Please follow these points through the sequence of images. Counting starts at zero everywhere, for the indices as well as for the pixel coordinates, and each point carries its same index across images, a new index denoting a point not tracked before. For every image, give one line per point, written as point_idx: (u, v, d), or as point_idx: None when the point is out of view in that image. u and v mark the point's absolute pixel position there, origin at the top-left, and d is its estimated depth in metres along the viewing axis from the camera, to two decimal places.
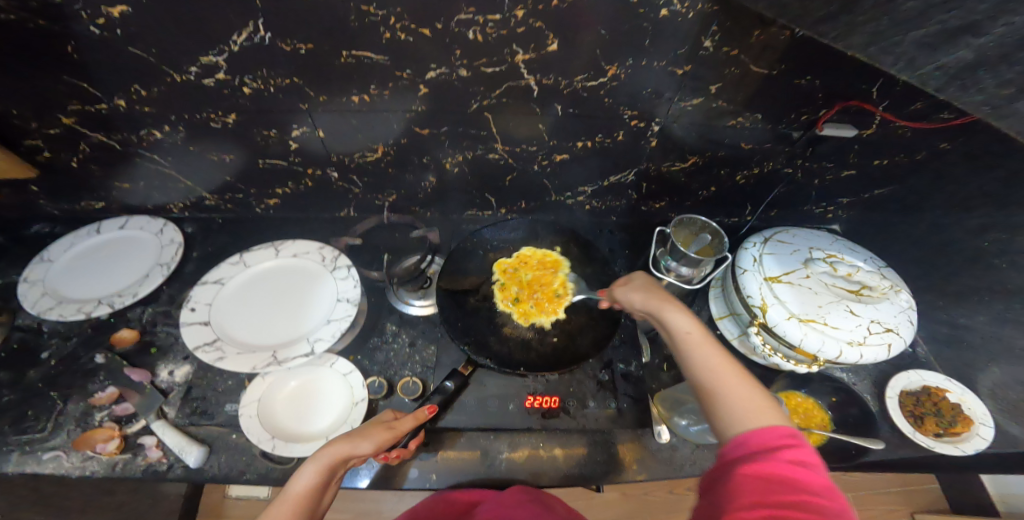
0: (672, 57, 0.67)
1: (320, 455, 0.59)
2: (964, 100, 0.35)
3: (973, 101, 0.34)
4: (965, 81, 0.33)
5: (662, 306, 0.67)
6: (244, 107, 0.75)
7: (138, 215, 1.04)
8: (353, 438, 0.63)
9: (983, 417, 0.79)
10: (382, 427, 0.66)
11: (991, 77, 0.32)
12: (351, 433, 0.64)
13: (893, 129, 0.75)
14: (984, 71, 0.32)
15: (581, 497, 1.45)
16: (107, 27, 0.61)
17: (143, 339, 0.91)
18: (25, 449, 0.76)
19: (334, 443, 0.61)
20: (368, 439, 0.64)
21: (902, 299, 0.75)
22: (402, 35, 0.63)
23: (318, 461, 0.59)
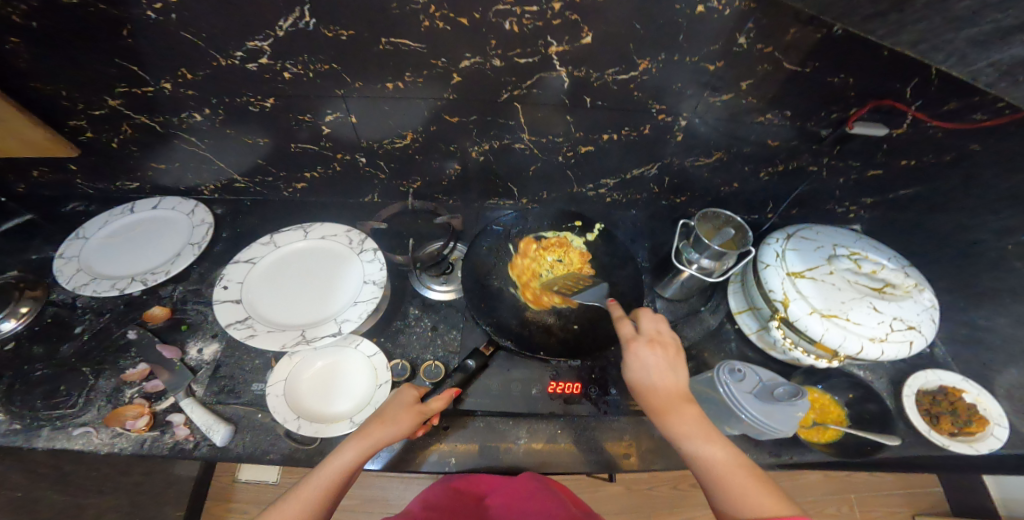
0: (705, 53, 0.68)
1: (359, 441, 0.63)
2: (1015, 94, 0.35)
3: (1023, 96, 0.35)
4: (1017, 77, 0.34)
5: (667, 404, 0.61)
6: (282, 92, 0.77)
7: (170, 196, 1.07)
8: (387, 429, 0.65)
9: (998, 418, 0.82)
10: (415, 411, 0.67)
11: None
12: (385, 420, 0.66)
13: (922, 129, 0.75)
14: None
15: (585, 488, 1.46)
16: (163, 12, 0.63)
17: (174, 317, 0.94)
18: (57, 425, 0.79)
19: (371, 435, 0.64)
20: (402, 424, 0.66)
21: (926, 298, 0.76)
22: (442, 24, 0.65)
23: (356, 454, 0.62)
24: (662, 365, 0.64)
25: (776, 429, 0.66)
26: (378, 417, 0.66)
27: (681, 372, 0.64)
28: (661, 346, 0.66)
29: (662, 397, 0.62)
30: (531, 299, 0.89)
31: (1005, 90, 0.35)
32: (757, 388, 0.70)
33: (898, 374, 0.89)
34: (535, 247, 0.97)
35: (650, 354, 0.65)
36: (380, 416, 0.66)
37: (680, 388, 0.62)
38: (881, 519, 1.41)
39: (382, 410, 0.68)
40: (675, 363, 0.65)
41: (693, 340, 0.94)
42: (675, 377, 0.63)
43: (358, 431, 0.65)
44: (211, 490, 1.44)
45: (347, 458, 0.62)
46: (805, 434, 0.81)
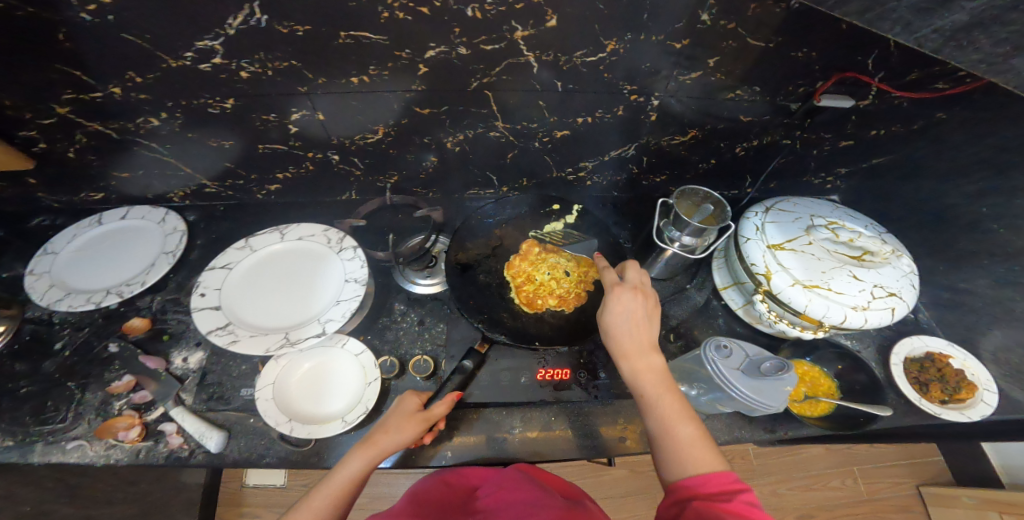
0: (670, 31, 0.67)
1: (365, 448, 0.63)
2: (964, 59, 0.35)
3: (972, 59, 0.36)
4: (961, 43, 0.34)
5: (634, 353, 0.61)
6: (242, 92, 0.75)
7: (138, 205, 1.04)
8: (395, 438, 0.65)
9: (987, 383, 0.83)
10: (418, 419, 0.68)
11: (987, 37, 0.33)
12: (390, 430, 0.65)
13: (889, 99, 0.76)
14: (979, 33, 0.33)
15: (590, 474, 1.50)
16: (99, 14, 0.60)
17: (154, 327, 0.92)
18: (49, 439, 0.78)
19: (377, 444, 0.64)
20: (408, 432, 0.66)
21: (903, 264, 0.78)
22: (401, 14, 0.63)
23: (363, 461, 0.62)
24: (640, 314, 0.64)
25: (766, 404, 0.68)
26: (382, 426, 0.66)
27: (654, 325, 0.65)
28: (643, 295, 0.66)
29: (634, 344, 0.62)
30: (526, 303, 0.88)
31: (951, 55, 0.36)
32: (745, 364, 0.71)
33: (884, 343, 0.92)
34: (537, 250, 0.95)
35: (631, 299, 0.65)
36: (385, 425, 0.66)
37: (651, 338, 0.63)
38: (882, 487, 1.47)
39: (386, 419, 0.67)
40: (651, 314, 0.66)
41: (681, 319, 0.96)
42: (649, 327, 0.64)
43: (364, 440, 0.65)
44: (220, 497, 1.45)
45: (355, 467, 0.62)
46: (799, 409, 0.84)
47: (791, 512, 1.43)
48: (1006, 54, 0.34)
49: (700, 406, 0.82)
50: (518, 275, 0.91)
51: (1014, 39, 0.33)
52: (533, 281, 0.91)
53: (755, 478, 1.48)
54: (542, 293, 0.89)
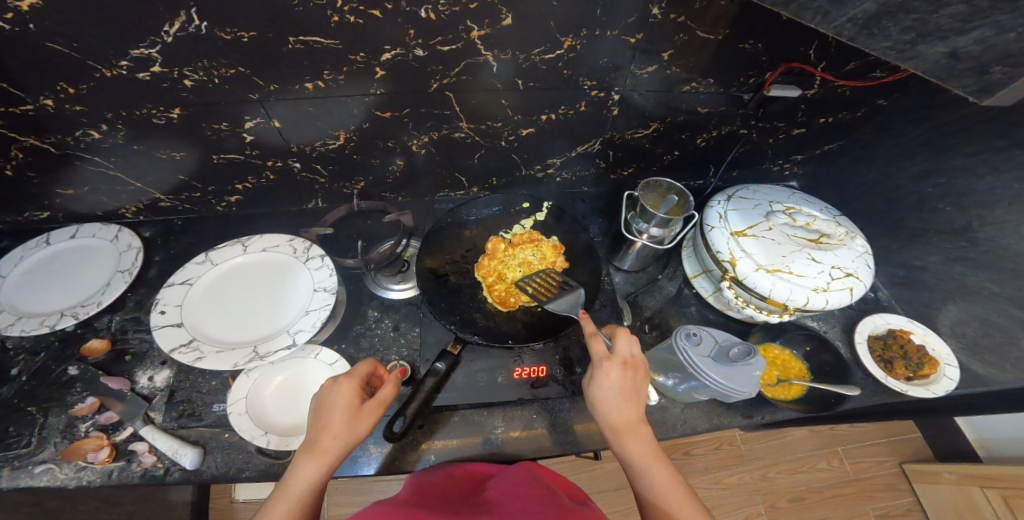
0: (623, 26, 0.68)
1: (316, 453, 0.61)
2: (876, 45, 0.36)
3: (882, 47, 0.36)
4: (872, 30, 0.35)
5: (624, 433, 0.63)
6: (188, 101, 0.73)
7: (90, 222, 0.99)
8: (347, 440, 0.62)
9: (947, 357, 0.87)
10: (369, 409, 0.64)
11: (894, 23, 0.34)
12: (339, 433, 0.62)
13: (833, 89, 0.80)
14: (888, 19, 0.34)
15: (583, 470, 1.52)
16: (17, 23, 0.58)
17: (115, 348, 0.89)
18: (15, 465, 0.75)
19: (330, 450, 0.61)
20: (362, 424, 0.63)
21: (858, 245, 0.81)
22: (351, 17, 0.62)
23: (318, 469, 0.60)
24: (629, 390, 0.63)
25: (737, 389, 0.70)
26: (330, 430, 0.62)
27: (643, 396, 0.65)
28: (633, 369, 0.65)
29: (621, 420, 0.63)
30: (500, 302, 0.88)
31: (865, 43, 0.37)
32: (714, 350, 0.74)
33: (848, 323, 0.96)
34: (504, 246, 0.95)
35: (621, 377, 0.63)
36: (332, 429, 0.62)
37: (639, 412, 0.64)
38: (867, 467, 1.54)
39: (331, 419, 0.62)
40: (640, 387, 0.65)
41: (656, 308, 0.97)
42: (638, 402, 0.64)
43: (313, 447, 0.61)
44: (210, 515, 1.42)
45: (310, 476, 0.60)
46: (772, 393, 0.87)
47: (782, 495, 1.48)
48: (911, 42, 0.35)
49: (677, 395, 0.84)
50: (487, 276, 0.91)
51: (916, 26, 0.33)
52: (503, 280, 0.91)
53: (744, 464, 1.53)
54: (515, 291, 0.89)
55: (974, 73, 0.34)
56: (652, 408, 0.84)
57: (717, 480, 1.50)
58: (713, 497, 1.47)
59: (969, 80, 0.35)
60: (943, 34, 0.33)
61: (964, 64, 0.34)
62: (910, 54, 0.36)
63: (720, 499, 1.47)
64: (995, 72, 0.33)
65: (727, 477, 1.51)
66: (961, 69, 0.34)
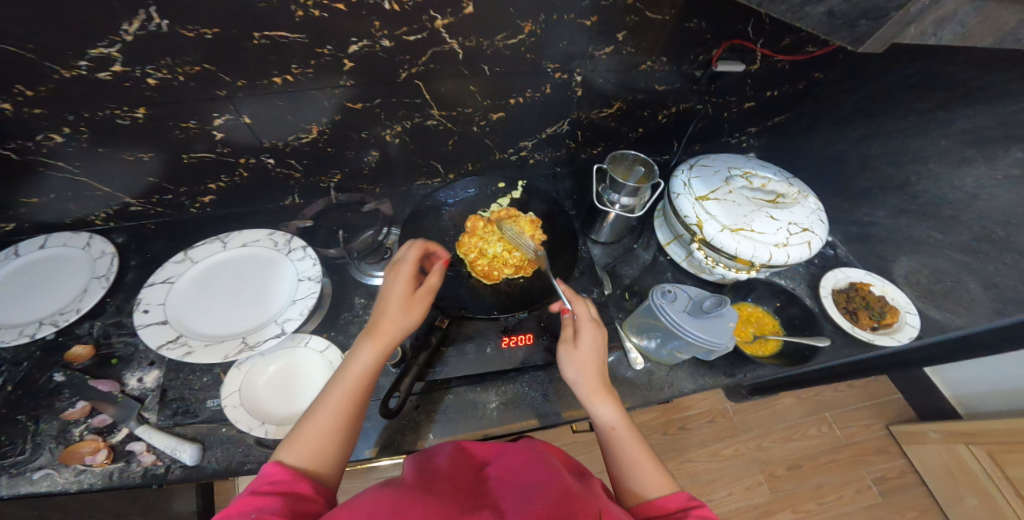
0: (578, 9, 0.72)
1: (374, 336, 0.67)
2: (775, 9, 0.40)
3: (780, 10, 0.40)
4: None
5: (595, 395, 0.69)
6: (153, 100, 0.74)
7: (58, 231, 0.98)
8: (403, 325, 0.68)
9: (906, 306, 0.95)
10: (422, 295, 0.71)
11: None
12: (396, 318, 0.69)
13: (773, 63, 0.87)
14: None
15: (584, 449, 1.57)
16: None
17: (100, 353, 0.90)
18: (12, 472, 0.75)
19: (388, 333, 0.67)
20: (414, 311, 0.70)
21: (811, 203, 0.87)
22: (316, 12, 0.65)
23: (376, 352, 0.66)
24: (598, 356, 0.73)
25: (713, 340, 0.75)
26: (387, 315, 0.69)
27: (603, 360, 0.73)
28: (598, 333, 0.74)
29: (598, 381, 0.70)
30: (485, 278, 0.92)
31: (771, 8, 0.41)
32: (689, 305, 0.79)
33: (814, 280, 1.03)
34: (483, 224, 0.98)
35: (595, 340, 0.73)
36: (390, 314, 0.69)
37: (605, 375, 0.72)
38: (856, 431, 1.64)
39: (389, 305, 0.70)
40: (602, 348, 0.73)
41: (633, 278, 1.02)
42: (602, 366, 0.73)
43: (373, 331, 0.68)
44: None
45: (366, 358, 0.65)
46: (751, 349, 0.92)
47: (780, 464, 1.57)
48: (800, 4, 0.39)
49: (661, 358, 0.89)
50: (469, 253, 0.94)
51: None
52: (484, 255, 0.93)
53: (739, 436, 1.62)
54: (498, 264, 0.93)
55: (846, 27, 0.37)
56: (640, 373, 0.89)
57: (714, 452, 1.59)
58: (713, 469, 1.55)
59: (844, 34, 0.38)
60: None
61: (838, 21, 0.38)
62: (800, 15, 0.39)
63: (718, 470, 1.55)
64: (861, 26, 0.36)
65: (724, 448, 1.59)
66: (837, 26, 0.38)
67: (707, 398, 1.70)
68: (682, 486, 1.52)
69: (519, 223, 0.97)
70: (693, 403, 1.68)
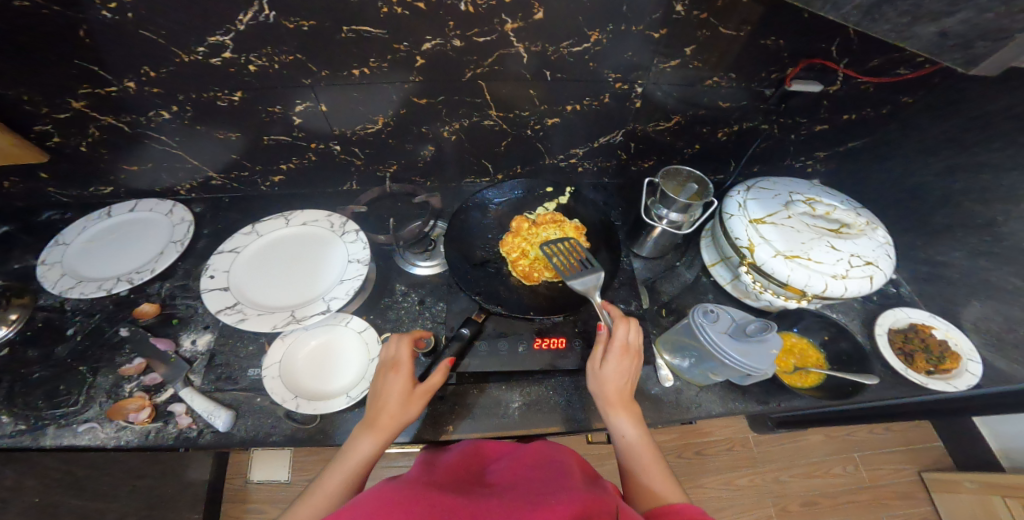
0: (649, 21, 0.73)
1: (372, 431, 0.66)
2: (875, 29, 0.39)
3: (882, 30, 0.39)
4: (873, 16, 0.38)
5: (612, 408, 0.71)
6: (249, 85, 0.80)
7: (146, 198, 1.07)
8: (403, 420, 0.67)
9: (970, 353, 0.89)
10: (422, 393, 0.70)
11: (891, 9, 0.37)
12: (396, 413, 0.68)
13: (857, 85, 0.83)
14: (888, 7, 0.37)
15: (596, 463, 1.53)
16: (118, 12, 0.66)
17: (164, 313, 0.96)
18: (61, 423, 0.80)
19: (387, 428, 0.67)
20: (415, 407, 0.69)
21: (878, 235, 0.83)
22: (399, 9, 0.69)
23: (376, 444, 0.65)
24: (625, 374, 0.73)
25: (754, 366, 0.72)
26: (387, 410, 0.67)
27: (632, 376, 0.74)
28: (629, 355, 0.74)
29: (619, 393, 0.71)
30: (524, 279, 0.92)
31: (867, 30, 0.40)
32: (731, 327, 0.76)
33: (869, 315, 0.98)
34: (528, 225, 0.99)
35: (623, 360, 0.73)
36: (390, 409, 0.68)
37: (630, 389, 0.73)
38: (884, 474, 1.52)
39: (387, 402, 0.68)
40: (631, 369, 0.73)
41: (672, 294, 1.00)
42: (627, 382, 0.73)
43: (373, 424, 0.67)
44: (224, 498, 1.46)
45: (367, 450, 0.65)
46: (790, 380, 0.89)
47: (794, 499, 1.48)
48: (907, 24, 0.38)
49: (693, 378, 0.87)
50: (512, 253, 0.94)
51: (911, 10, 0.36)
52: (527, 257, 0.94)
53: (756, 467, 1.53)
54: (539, 267, 0.93)
55: (960, 48, 0.37)
56: (669, 392, 0.87)
57: (728, 481, 1.51)
58: (722, 497, 1.48)
59: (957, 55, 0.37)
60: (931, 16, 0.36)
61: (951, 42, 0.37)
62: (905, 36, 0.38)
63: (730, 500, 1.47)
64: (978, 46, 0.35)
65: (738, 477, 1.52)
66: (949, 46, 0.37)
67: (730, 425, 1.62)
68: None
69: (567, 229, 0.97)
70: (713, 429, 1.60)
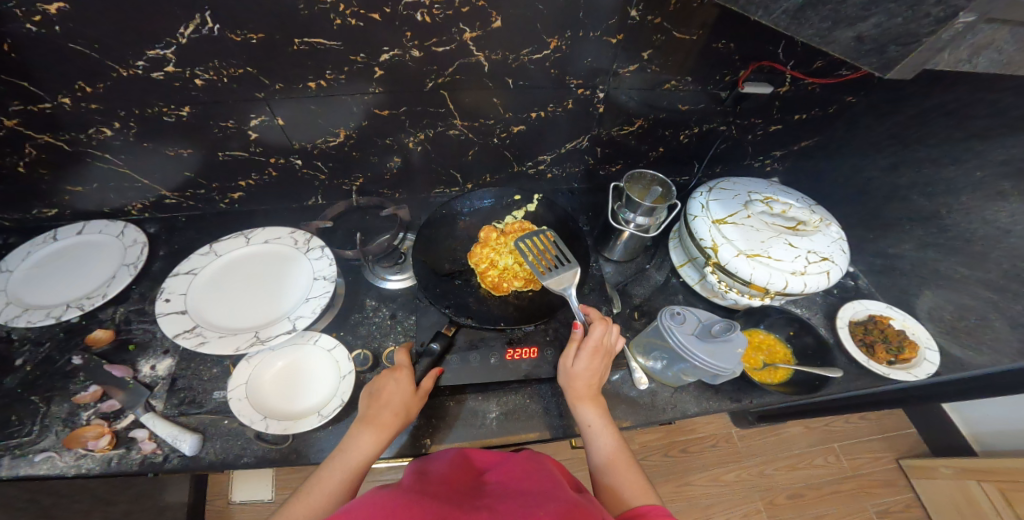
0: (604, 27, 0.73)
1: (375, 429, 0.67)
2: (802, 33, 0.41)
3: (808, 35, 0.41)
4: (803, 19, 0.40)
5: (579, 400, 0.72)
6: (199, 99, 0.77)
7: (96, 219, 1.02)
8: (405, 418, 0.69)
9: (927, 341, 0.91)
10: (420, 395, 0.73)
11: (815, 15, 0.40)
12: (400, 410, 0.69)
13: (804, 86, 0.86)
14: (813, 12, 0.40)
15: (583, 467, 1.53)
16: (44, 25, 0.63)
17: (120, 338, 0.91)
18: (16, 453, 0.76)
19: (390, 425, 0.68)
20: (416, 408, 0.72)
21: (833, 231, 0.85)
22: (353, 21, 0.68)
23: (377, 444, 0.66)
24: (594, 369, 0.74)
25: (720, 366, 0.73)
26: (391, 407, 0.69)
27: (600, 371, 0.75)
28: (601, 352, 0.75)
29: (587, 386, 0.73)
30: (495, 290, 0.91)
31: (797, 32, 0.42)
32: (698, 329, 0.77)
33: (831, 310, 1.00)
34: (496, 235, 0.97)
35: (592, 354, 0.74)
36: (394, 407, 0.69)
37: (598, 383, 0.74)
38: (864, 463, 1.56)
39: (390, 400, 0.69)
40: (601, 363, 0.75)
41: (644, 297, 1.01)
42: (595, 376, 0.74)
43: (374, 422, 0.67)
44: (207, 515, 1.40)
45: (367, 448, 0.65)
46: (760, 377, 0.89)
47: (781, 492, 1.50)
48: (830, 28, 0.39)
49: (666, 379, 0.87)
50: (480, 264, 0.93)
51: (832, 15, 0.38)
52: (496, 267, 0.93)
53: (742, 462, 1.55)
54: (509, 276, 0.92)
55: (874, 53, 0.37)
56: (643, 394, 0.87)
57: (715, 477, 1.52)
58: (711, 494, 1.49)
59: (872, 61, 0.37)
60: (850, 20, 0.37)
61: (867, 47, 0.37)
62: (830, 39, 0.40)
63: (718, 496, 1.48)
64: (891, 51, 0.35)
65: (724, 473, 1.53)
66: (865, 52, 0.37)
67: (713, 421, 1.63)
68: (679, 510, 1.46)
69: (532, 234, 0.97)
70: (698, 426, 1.62)
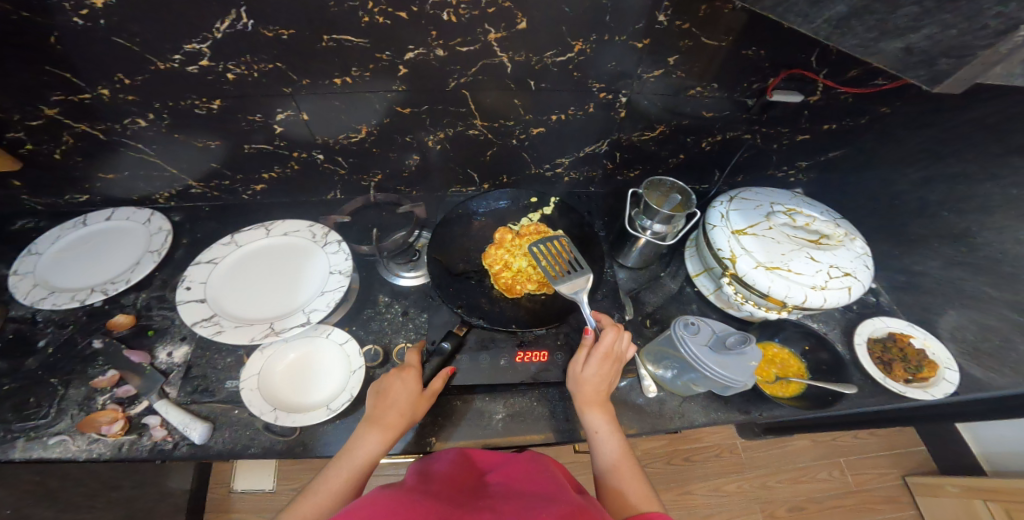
0: (631, 32, 0.73)
1: (381, 427, 0.67)
2: (843, 44, 0.40)
3: (850, 45, 0.40)
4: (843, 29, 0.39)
5: (587, 406, 0.71)
6: (228, 93, 0.79)
7: (123, 207, 1.05)
8: (410, 418, 0.69)
9: (947, 362, 0.88)
10: (426, 395, 0.73)
11: (859, 24, 0.38)
12: (405, 410, 0.69)
13: (835, 95, 0.84)
14: (856, 22, 0.38)
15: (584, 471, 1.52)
16: (91, 19, 0.64)
17: (139, 324, 0.93)
18: (31, 435, 0.77)
19: (395, 426, 0.68)
20: (422, 408, 0.72)
21: (857, 246, 0.83)
22: (381, 19, 0.68)
23: (383, 443, 0.66)
24: (602, 376, 0.73)
25: (733, 378, 0.72)
26: (397, 408, 0.69)
27: (608, 377, 0.74)
28: (609, 358, 0.74)
29: (595, 392, 0.72)
30: (508, 292, 0.91)
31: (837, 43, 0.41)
32: (712, 339, 0.76)
33: (850, 324, 0.98)
34: (510, 237, 0.97)
35: (602, 361, 0.73)
36: (399, 407, 0.69)
37: (606, 389, 0.73)
38: (870, 479, 1.52)
39: (395, 400, 0.70)
40: (609, 371, 0.74)
41: (656, 304, 1.00)
42: (604, 383, 0.73)
43: (379, 421, 0.67)
44: (207, 507, 1.41)
45: (372, 446, 0.65)
46: (771, 390, 0.88)
47: (783, 505, 1.47)
48: (874, 39, 0.38)
49: (675, 388, 0.86)
50: (495, 266, 0.93)
51: (878, 25, 0.37)
52: (510, 269, 0.93)
53: (744, 472, 1.53)
54: (522, 279, 0.92)
55: (924, 64, 0.36)
56: (653, 402, 0.86)
57: (717, 488, 1.50)
58: (711, 504, 1.47)
59: (921, 71, 0.37)
60: (897, 32, 0.36)
61: (916, 58, 0.37)
62: (872, 51, 0.39)
63: (719, 506, 1.46)
64: (942, 63, 0.35)
65: (727, 484, 1.50)
66: (912, 63, 0.37)
67: (719, 432, 1.61)
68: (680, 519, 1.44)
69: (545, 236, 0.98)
70: (703, 436, 1.59)
